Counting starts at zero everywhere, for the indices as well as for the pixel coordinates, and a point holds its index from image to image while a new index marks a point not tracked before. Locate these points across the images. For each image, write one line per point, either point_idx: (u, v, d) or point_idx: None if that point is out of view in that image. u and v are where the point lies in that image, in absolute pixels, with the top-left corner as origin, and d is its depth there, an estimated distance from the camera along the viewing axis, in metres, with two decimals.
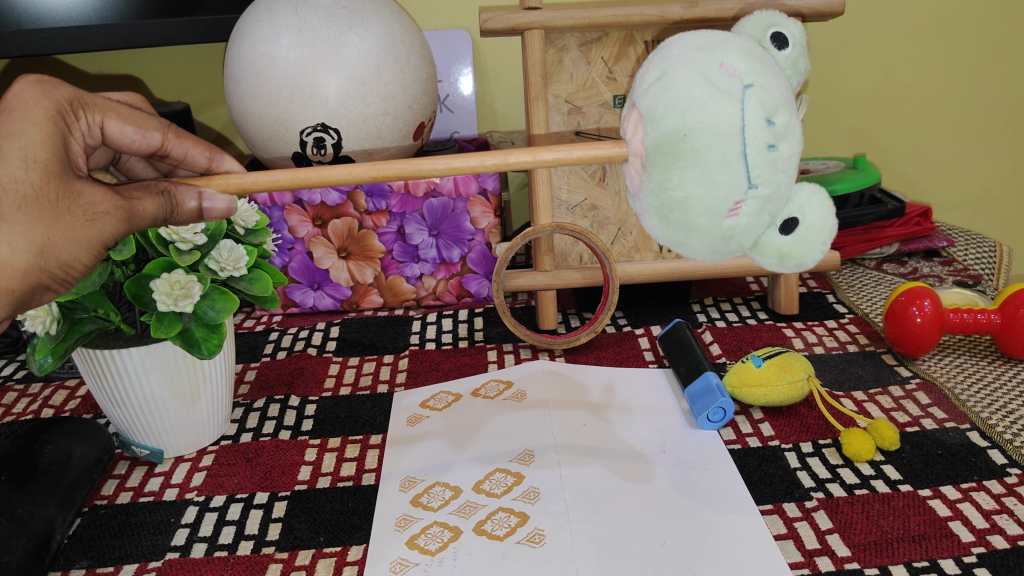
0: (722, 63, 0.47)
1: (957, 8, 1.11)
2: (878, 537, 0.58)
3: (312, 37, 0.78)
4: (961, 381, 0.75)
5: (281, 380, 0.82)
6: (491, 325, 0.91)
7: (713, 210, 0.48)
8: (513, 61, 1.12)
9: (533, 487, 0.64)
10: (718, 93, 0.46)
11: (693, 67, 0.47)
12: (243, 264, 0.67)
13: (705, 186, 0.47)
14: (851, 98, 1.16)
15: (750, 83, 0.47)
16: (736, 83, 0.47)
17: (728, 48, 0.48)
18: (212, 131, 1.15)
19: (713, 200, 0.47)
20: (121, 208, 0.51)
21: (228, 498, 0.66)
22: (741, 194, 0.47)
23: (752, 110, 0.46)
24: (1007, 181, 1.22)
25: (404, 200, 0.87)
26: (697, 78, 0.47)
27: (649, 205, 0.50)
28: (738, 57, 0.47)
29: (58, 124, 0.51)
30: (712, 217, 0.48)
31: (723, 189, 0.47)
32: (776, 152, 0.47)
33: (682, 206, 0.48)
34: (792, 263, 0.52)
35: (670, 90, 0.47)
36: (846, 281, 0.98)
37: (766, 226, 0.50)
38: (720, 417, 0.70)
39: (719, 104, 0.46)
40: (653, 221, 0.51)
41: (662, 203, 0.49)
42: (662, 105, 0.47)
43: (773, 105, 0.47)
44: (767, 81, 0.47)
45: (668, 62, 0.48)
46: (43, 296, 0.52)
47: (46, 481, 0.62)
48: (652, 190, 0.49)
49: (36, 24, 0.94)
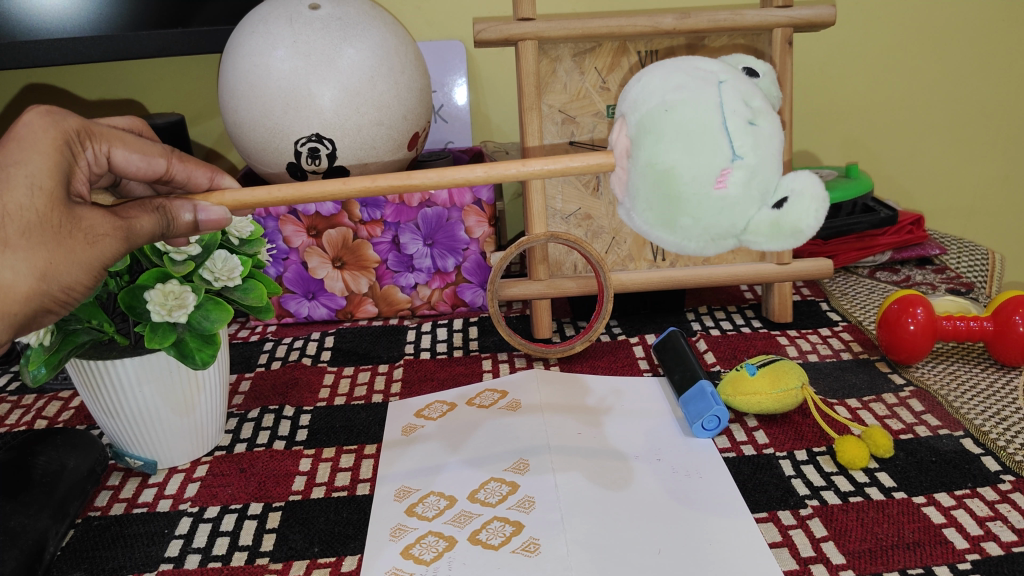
0: (697, 68, 0.52)
1: (947, 18, 1.12)
2: (872, 545, 0.58)
3: (307, 48, 0.79)
4: (955, 388, 0.76)
5: (276, 390, 0.82)
6: (485, 335, 0.91)
7: (700, 177, 0.48)
8: (507, 71, 1.13)
9: (527, 496, 0.64)
10: (695, 80, 0.50)
11: (671, 69, 0.52)
12: (238, 273, 0.67)
13: (689, 155, 0.48)
14: (844, 107, 1.17)
15: (723, 78, 0.51)
16: (711, 76, 0.51)
17: (703, 60, 0.53)
18: (207, 143, 1.15)
19: (698, 168, 0.48)
20: (120, 228, 0.51)
21: (221, 509, 0.66)
22: (727, 161, 0.48)
23: (727, 92, 0.50)
24: (999, 188, 1.23)
25: (398, 210, 0.87)
26: (675, 72, 0.51)
27: (638, 185, 0.50)
28: (712, 64, 0.52)
29: (65, 153, 0.51)
30: (699, 186, 0.48)
31: (707, 156, 0.48)
32: (755, 127, 0.49)
33: (669, 177, 0.49)
34: (787, 233, 0.50)
35: (651, 84, 0.51)
36: (839, 288, 0.98)
37: (758, 202, 0.50)
38: (715, 425, 0.70)
39: (696, 85, 0.50)
40: (643, 207, 0.51)
41: (650, 180, 0.49)
42: (643, 94, 0.51)
43: (747, 94, 0.51)
44: (739, 80, 0.51)
45: (650, 71, 0.53)
46: (44, 318, 0.52)
47: (39, 492, 0.62)
48: (638, 169, 0.50)
49: (31, 36, 0.94)
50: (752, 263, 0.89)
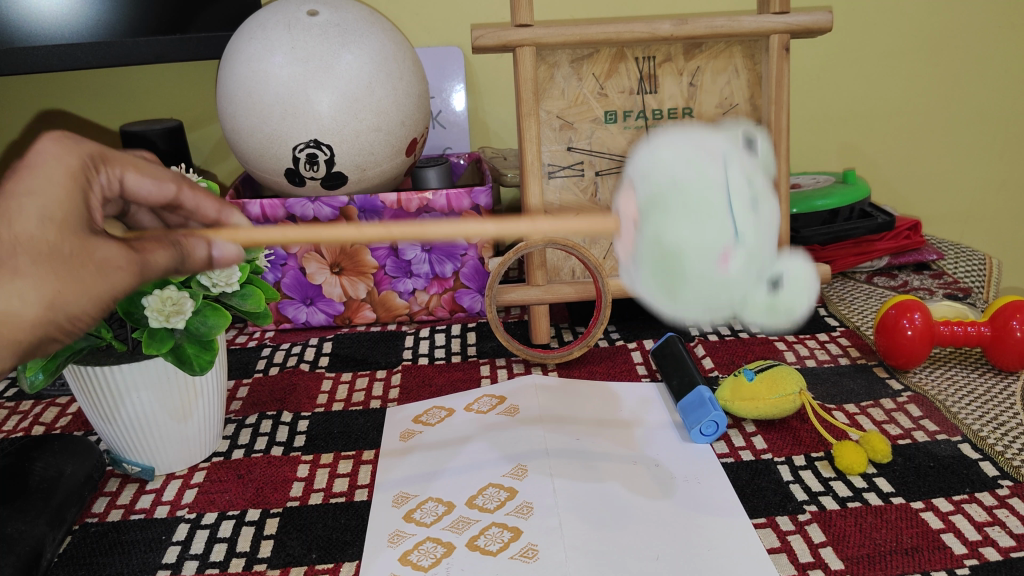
0: (701, 134, 0.50)
1: (942, 25, 1.13)
2: (870, 550, 0.58)
3: (304, 54, 0.80)
4: (953, 394, 0.76)
5: (273, 396, 0.82)
6: (483, 340, 0.91)
7: (705, 257, 0.48)
8: (505, 77, 1.13)
9: (526, 501, 0.64)
10: (702, 151, 0.49)
11: (679, 135, 0.50)
12: (236, 279, 0.66)
13: (696, 235, 0.48)
14: (841, 113, 1.17)
15: (729, 148, 0.50)
16: (718, 146, 0.49)
17: (706, 125, 0.51)
18: (205, 149, 1.15)
19: (704, 249, 0.48)
20: (135, 262, 0.51)
21: (219, 516, 0.66)
22: (730, 243, 0.48)
23: (734, 165, 0.49)
24: (995, 193, 1.23)
25: (396, 215, 0.88)
26: (683, 140, 0.49)
27: (644, 260, 0.50)
28: (716, 130, 0.51)
29: (80, 181, 0.51)
30: (704, 267, 0.49)
31: (713, 238, 0.48)
32: (758, 204, 0.49)
33: (675, 257, 0.49)
34: (782, 313, 0.54)
35: (659, 152, 0.49)
36: (836, 294, 0.98)
37: (755, 280, 0.51)
38: (713, 431, 0.70)
39: (705, 159, 0.48)
40: (647, 277, 0.51)
41: (656, 257, 0.49)
42: (654, 163, 0.49)
43: (752, 165, 0.50)
44: (742, 149, 0.50)
45: (656, 134, 0.51)
46: (49, 346, 0.51)
47: (36, 499, 0.62)
48: (647, 245, 0.50)
49: (29, 42, 0.94)
50: None
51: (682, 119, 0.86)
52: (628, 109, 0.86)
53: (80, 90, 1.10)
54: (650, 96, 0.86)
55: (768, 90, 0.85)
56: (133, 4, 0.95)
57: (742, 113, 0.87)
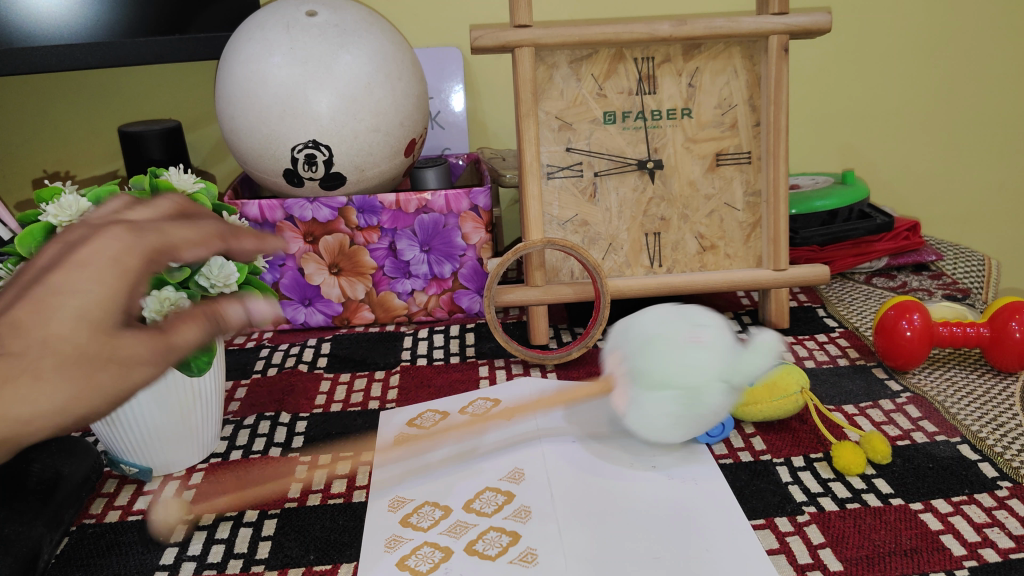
0: (689, 324, 0.65)
1: (941, 26, 1.13)
2: (869, 552, 0.58)
3: (303, 55, 0.80)
4: (952, 395, 0.76)
5: (272, 397, 0.82)
6: (482, 340, 0.91)
7: (702, 407, 0.63)
8: (503, 77, 1.13)
9: (524, 505, 0.63)
10: (692, 341, 0.63)
11: (669, 327, 0.64)
12: (234, 280, 0.66)
13: (700, 402, 0.63)
14: (840, 114, 1.17)
15: (710, 330, 0.65)
16: (705, 335, 0.64)
17: (683, 310, 0.66)
18: (203, 149, 1.15)
19: (702, 407, 0.63)
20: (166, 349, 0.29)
21: (217, 516, 0.65)
22: (721, 406, 0.64)
23: (722, 354, 0.63)
24: (994, 194, 1.23)
25: (395, 216, 0.88)
26: (673, 335, 0.64)
27: (646, 400, 0.64)
28: (694, 314, 0.66)
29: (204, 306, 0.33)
30: (701, 413, 0.64)
31: (709, 401, 0.63)
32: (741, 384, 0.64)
33: (679, 404, 0.63)
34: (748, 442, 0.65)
35: (656, 341, 0.64)
36: (836, 295, 0.98)
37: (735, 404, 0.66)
38: (718, 431, 0.70)
39: (698, 350, 0.63)
40: (652, 413, 0.64)
41: (660, 400, 0.64)
42: (654, 351, 0.63)
43: (732, 347, 0.65)
44: (719, 329, 0.65)
45: (647, 325, 0.66)
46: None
47: (34, 500, 0.61)
48: (652, 394, 0.64)
49: (28, 43, 0.93)
50: (749, 269, 0.88)
51: (681, 120, 0.86)
52: (627, 110, 0.85)
53: (78, 91, 1.10)
54: (649, 97, 0.85)
55: (768, 91, 0.85)
56: (131, 4, 0.95)
57: (741, 113, 0.86)
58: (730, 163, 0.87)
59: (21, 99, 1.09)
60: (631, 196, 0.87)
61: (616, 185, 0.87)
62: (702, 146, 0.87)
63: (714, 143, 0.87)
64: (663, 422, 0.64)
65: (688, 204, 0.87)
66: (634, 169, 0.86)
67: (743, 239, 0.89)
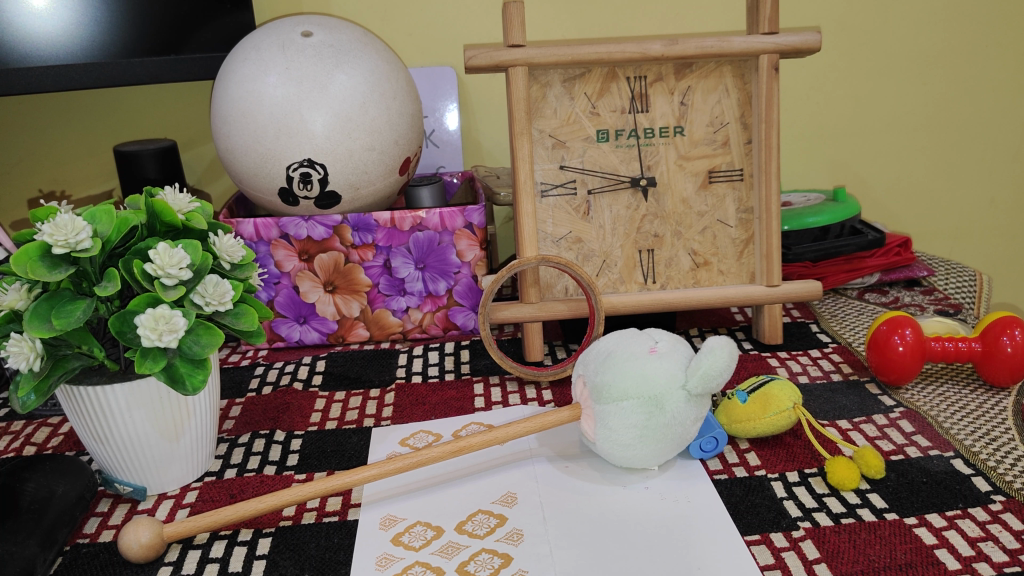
0: (642, 342, 0.69)
1: (928, 45, 1.14)
2: (865, 567, 0.58)
3: (298, 75, 0.81)
4: (945, 409, 0.76)
5: (266, 415, 0.82)
6: (477, 357, 0.91)
7: (660, 415, 0.65)
8: (497, 96, 1.14)
9: (516, 528, 0.63)
10: (646, 355, 0.67)
11: (624, 346, 0.69)
12: (229, 298, 0.66)
13: (657, 411, 0.65)
14: (831, 131, 1.18)
15: (661, 345, 0.69)
16: (656, 350, 0.68)
17: (639, 333, 0.71)
18: (198, 168, 1.16)
19: (660, 415, 0.66)
20: None
21: (211, 536, 0.65)
22: (682, 414, 0.66)
23: (675, 364, 0.67)
24: (985, 209, 1.24)
25: (390, 233, 0.88)
26: (627, 351, 0.68)
27: (608, 418, 0.67)
28: (649, 334, 0.71)
29: None
30: (661, 423, 0.66)
31: (667, 406, 0.65)
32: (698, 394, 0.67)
33: (638, 417, 0.66)
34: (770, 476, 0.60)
35: (610, 359, 0.68)
36: (829, 311, 0.98)
37: (697, 418, 0.67)
38: (712, 447, 0.70)
39: (651, 361, 0.67)
40: (617, 431, 0.66)
41: (621, 415, 0.66)
42: (608, 367, 0.68)
43: (685, 358, 0.68)
44: (673, 344, 0.69)
45: (603, 350, 0.70)
46: None
47: (26, 519, 0.61)
48: (613, 410, 0.66)
49: (24, 63, 0.93)
50: (742, 285, 0.89)
51: (673, 137, 0.87)
52: (620, 128, 0.86)
53: (72, 110, 1.10)
54: (643, 115, 0.86)
55: (759, 109, 0.86)
56: (128, 25, 0.96)
57: (732, 131, 0.87)
58: (723, 180, 0.88)
59: (14, 119, 1.09)
60: (625, 213, 0.87)
61: (609, 203, 0.87)
62: (695, 163, 0.87)
63: (706, 160, 0.87)
64: (626, 436, 0.66)
65: (681, 220, 0.88)
66: (628, 186, 0.87)
67: (737, 255, 0.89)
